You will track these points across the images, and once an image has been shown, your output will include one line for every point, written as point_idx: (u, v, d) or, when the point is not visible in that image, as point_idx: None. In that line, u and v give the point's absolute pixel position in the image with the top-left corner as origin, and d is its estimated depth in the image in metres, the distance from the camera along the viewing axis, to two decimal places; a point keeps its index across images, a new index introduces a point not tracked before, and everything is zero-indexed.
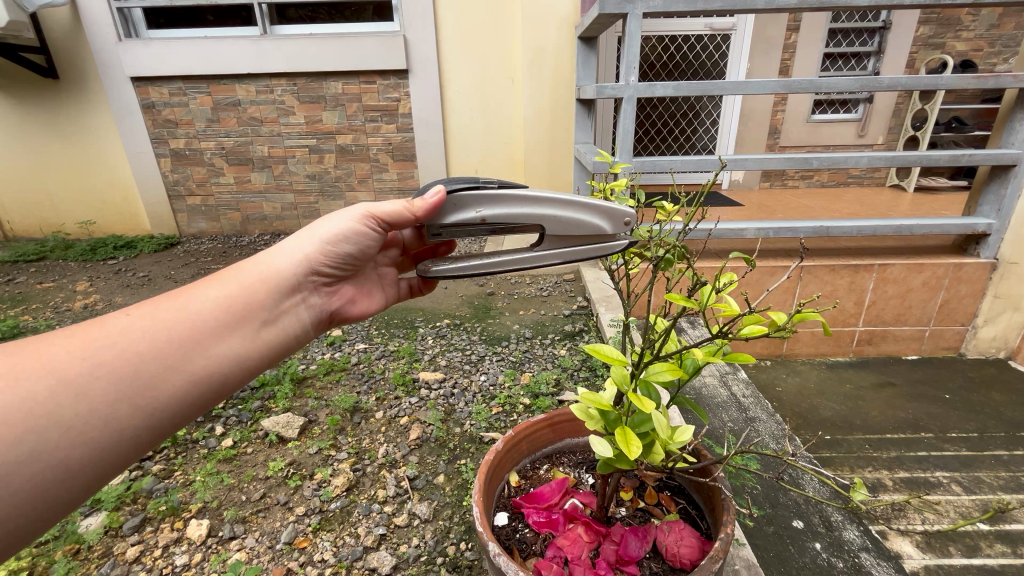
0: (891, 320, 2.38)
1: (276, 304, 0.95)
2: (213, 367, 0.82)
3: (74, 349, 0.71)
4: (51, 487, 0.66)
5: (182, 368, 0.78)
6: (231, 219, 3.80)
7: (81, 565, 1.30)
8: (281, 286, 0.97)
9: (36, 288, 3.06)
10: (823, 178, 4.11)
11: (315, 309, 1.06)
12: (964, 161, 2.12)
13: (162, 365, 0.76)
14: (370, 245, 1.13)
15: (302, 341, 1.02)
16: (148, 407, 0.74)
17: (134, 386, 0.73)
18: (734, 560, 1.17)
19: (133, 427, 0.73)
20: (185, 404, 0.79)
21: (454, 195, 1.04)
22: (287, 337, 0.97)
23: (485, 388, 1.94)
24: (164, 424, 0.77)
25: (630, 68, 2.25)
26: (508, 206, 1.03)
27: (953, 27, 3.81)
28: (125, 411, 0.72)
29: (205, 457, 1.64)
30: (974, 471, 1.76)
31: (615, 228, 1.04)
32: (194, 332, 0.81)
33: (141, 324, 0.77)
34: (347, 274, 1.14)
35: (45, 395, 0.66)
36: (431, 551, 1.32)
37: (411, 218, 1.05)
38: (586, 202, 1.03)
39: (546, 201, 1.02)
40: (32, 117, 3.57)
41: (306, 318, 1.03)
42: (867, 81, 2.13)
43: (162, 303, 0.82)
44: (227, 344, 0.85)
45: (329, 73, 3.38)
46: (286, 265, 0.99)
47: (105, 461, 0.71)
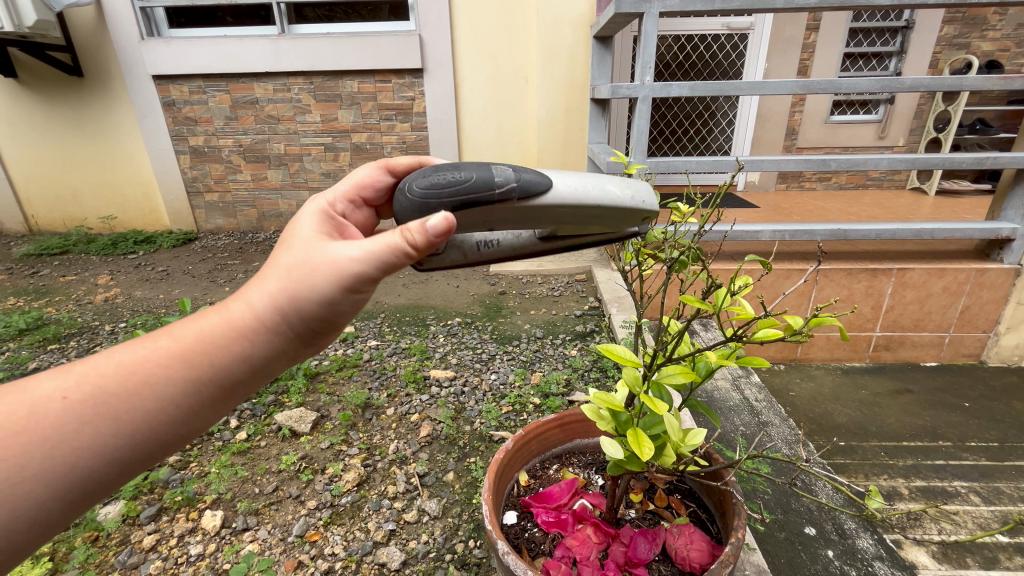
0: (910, 326, 2.34)
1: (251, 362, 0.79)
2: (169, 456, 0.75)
3: None
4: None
5: (128, 469, 0.70)
6: (247, 215, 3.85)
7: (99, 552, 1.33)
8: (269, 363, 0.81)
9: (59, 280, 3.14)
10: (841, 181, 4.05)
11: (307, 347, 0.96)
12: (988, 164, 2.09)
13: (103, 466, 0.68)
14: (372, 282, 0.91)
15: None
16: (85, 502, 0.69)
17: (66, 483, 0.65)
18: (744, 564, 1.16)
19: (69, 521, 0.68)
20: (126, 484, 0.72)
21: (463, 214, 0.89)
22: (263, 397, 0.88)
23: (495, 387, 1.94)
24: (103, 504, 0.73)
25: (646, 68, 2.23)
26: (529, 217, 0.95)
27: (978, 26, 3.74)
28: (54, 507, 0.65)
29: (220, 449, 1.67)
30: (994, 481, 1.72)
31: (634, 222, 1.04)
32: (140, 438, 0.70)
33: (75, 420, 0.65)
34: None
35: None
36: (439, 548, 1.33)
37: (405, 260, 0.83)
38: (612, 208, 0.98)
39: (569, 210, 0.96)
40: (58, 114, 3.65)
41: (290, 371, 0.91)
42: (889, 81, 2.09)
43: (107, 371, 0.69)
44: (192, 434, 0.76)
45: (345, 72, 3.42)
46: (281, 334, 0.80)
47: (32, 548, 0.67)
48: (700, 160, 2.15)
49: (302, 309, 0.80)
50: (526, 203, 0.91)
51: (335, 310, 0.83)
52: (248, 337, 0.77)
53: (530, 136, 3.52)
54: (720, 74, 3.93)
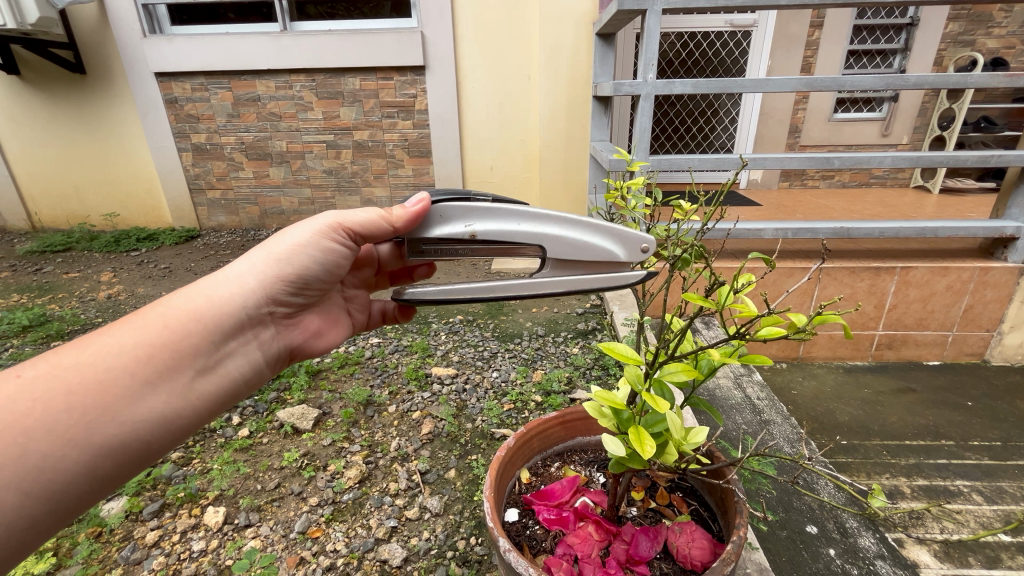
0: (912, 325, 2.33)
1: (217, 335, 0.91)
2: (129, 434, 0.78)
3: None
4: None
5: (86, 458, 0.74)
6: (249, 213, 3.86)
7: (103, 547, 1.34)
8: (224, 324, 0.93)
9: (62, 277, 3.14)
10: (844, 178, 4.03)
11: (270, 346, 1.03)
12: (994, 162, 2.08)
13: (61, 440, 0.71)
14: (338, 262, 1.09)
15: (249, 382, 0.99)
16: (41, 491, 0.70)
17: (27, 470, 0.68)
18: (746, 563, 1.16)
19: (25, 514, 0.69)
20: (87, 479, 0.75)
21: (440, 207, 1.04)
22: (227, 381, 0.93)
23: (497, 385, 1.94)
24: (61, 509, 0.73)
25: (649, 64, 2.22)
26: (506, 222, 1.01)
27: (984, 23, 3.72)
28: (13, 499, 0.68)
29: (222, 446, 1.67)
30: (996, 480, 1.71)
31: (631, 255, 1.04)
32: (98, 399, 0.76)
33: (32, 389, 0.72)
34: (309, 300, 1.11)
35: None
36: (441, 545, 1.33)
37: (390, 229, 1.05)
38: (597, 224, 1.02)
39: (548, 220, 1.02)
40: (60, 112, 3.66)
41: (254, 362, 1.00)
42: (893, 78, 2.07)
43: (69, 354, 0.77)
44: (151, 404, 0.81)
45: (347, 69, 3.41)
46: (232, 293, 0.94)
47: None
48: (703, 158, 2.14)
49: (251, 270, 0.97)
50: (499, 206, 1.01)
51: (285, 270, 1.01)
52: (201, 296, 0.91)
53: (532, 133, 3.51)
54: (723, 72, 3.92)
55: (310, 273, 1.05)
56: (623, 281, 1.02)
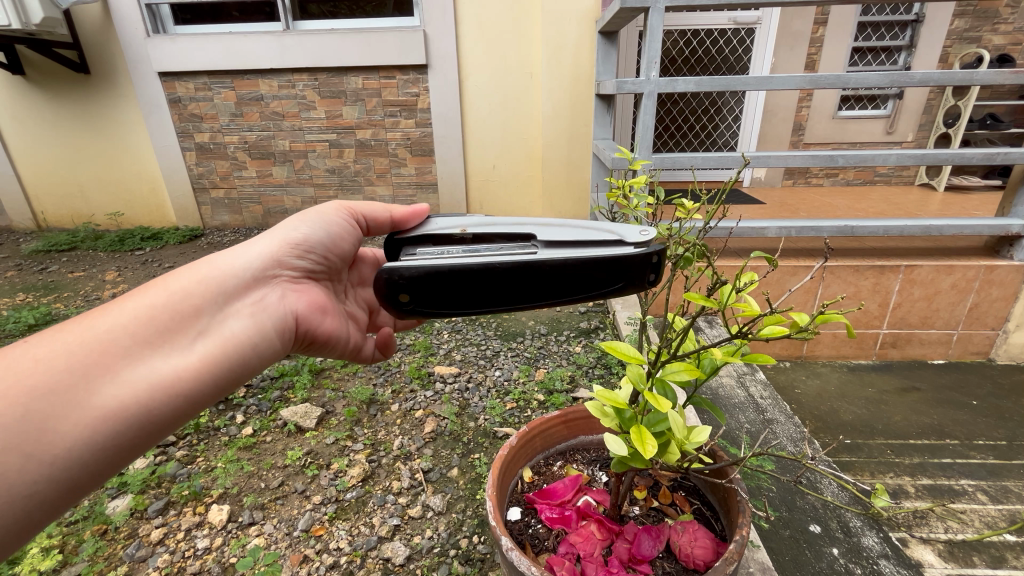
0: (917, 323, 2.32)
1: (218, 301, 0.89)
2: (132, 393, 0.74)
3: None
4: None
5: (87, 420, 0.69)
6: (253, 212, 3.87)
7: (108, 545, 1.35)
8: (226, 286, 0.91)
9: (67, 277, 3.16)
10: (848, 177, 4.02)
11: (280, 312, 0.98)
12: (999, 159, 2.06)
13: (61, 398, 0.68)
14: (340, 240, 1.16)
15: (259, 350, 0.93)
16: (44, 456, 0.66)
17: (24, 428, 0.65)
18: (749, 562, 1.16)
19: (28, 481, 0.65)
20: (90, 444, 0.70)
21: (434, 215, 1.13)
22: (234, 344, 0.88)
23: (499, 383, 1.95)
24: (67, 478, 0.68)
25: (652, 63, 2.21)
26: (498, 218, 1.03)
27: (990, 19, 3.69)
28: (12, 462, 0.63)
29: (227, 444, 1.68)
30: (1001, 480, 1.70)
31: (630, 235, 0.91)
32: (99, 357, 0.73)
33: (35, 350, 0.70)
34: (313, 275, 1.10)
35: None
36: (444, 543, 1.33)
37: (388, 216, 1.18)
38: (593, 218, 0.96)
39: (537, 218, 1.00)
40: (65, 112, 3.68)
41: (261, 328, 0.93)
42: (898, 76, 2.06)
43: (73, 324, 0.76)
44: (151, 363, 0.77)
45: (351, 68, 3.41)
46: (233, 261, 0.95)
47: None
48: (705, 156, 2.13)
49: (251, 244, 1.01)
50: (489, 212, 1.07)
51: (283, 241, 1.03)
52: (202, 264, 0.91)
53: (535, 131, 3.51)
54: (727, 70, 3.90)
55: (309, 239, 1.08)
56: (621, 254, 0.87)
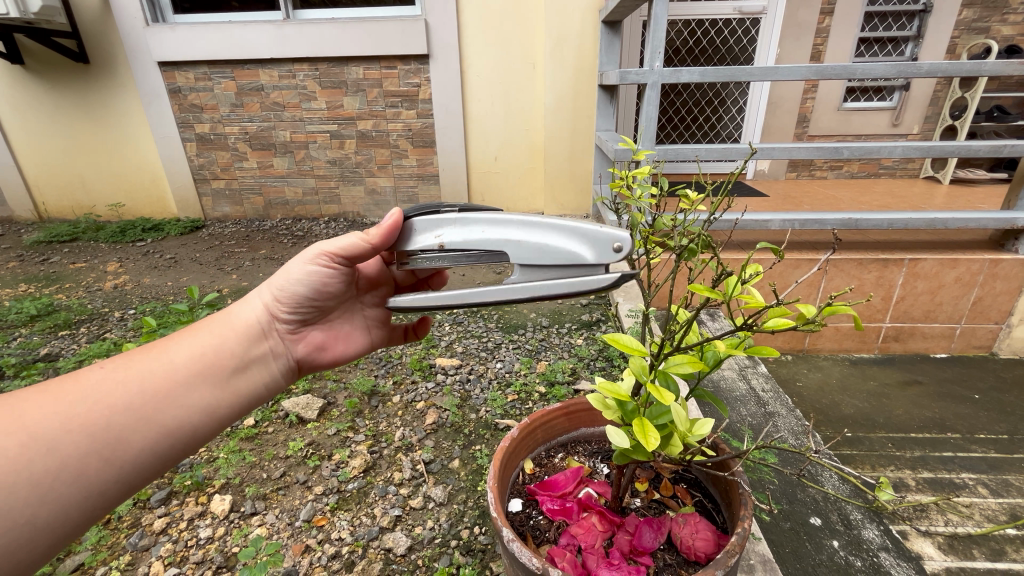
0: (920, 317, 2.31)
1: (243, 351, 1.02)
2: (183, 419, 0.90)
3: (47, 411, 0.78)
4: (18, 545, 0.72)
5: (147, 440, 0.85)
6: (254, 203, 3.86)
7: (111, 534, 1.36)
8: (250, 334, 1.04)
9: (69, 267, 3.17)
10: (853, 169, 3.98)
11: (285, 358, 1.10)
12: (1006, 152, 2.03)
13: (131, 420, 0.84)
14: (333, 284, 1.10)
15: (274, 391, 1.08)
16: (115, 462, 0.82)
17: (103, 442, 0.81)
18: (750, 554, 1.15)
19: (101, 481, 0.80)
20: (150, 457, 0.86)
21: (410, 220, 1.02)
22: (256, 385, 1.03)
23: (501, 375, 1.95)
24: (132, 480, 0.84)
25: (656, 52, 2.18)
26: (470, 228, 0.97)
27: (1000, 9, 3.63)
28: (92, 466, 0.79)
29: (229, 435, 1.68)
30: (1002, 474, 1.70)
31: (600, 254, 0.91)
32: (161, 388, 0.89)
33: (109, 380, 0.85)
34: (314, 317, 1.14)
35: (17, 453, 0.73)
36: (445, 534, 1.34)
37: (369, 248, 1.03)
38: (559, 222, 0.94)
39: (511, 224, 0.96)
40: (64, 102, 3.66)
41: (275, 369, 1.07)
42: (905, 66, 2.02)
43: (132, 357, 0.90)
44: (195, 395, 0.92)
45: (352, 58, 3.38)
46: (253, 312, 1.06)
47: (70, 520, 0.77)
48: (710, 146, 2.11)
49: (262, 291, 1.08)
50: (464, 214, 0.99)
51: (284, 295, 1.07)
52: (232, 315, 1.05)
53: (537, 123, 3.48)
54: (731, 60, 3.86)
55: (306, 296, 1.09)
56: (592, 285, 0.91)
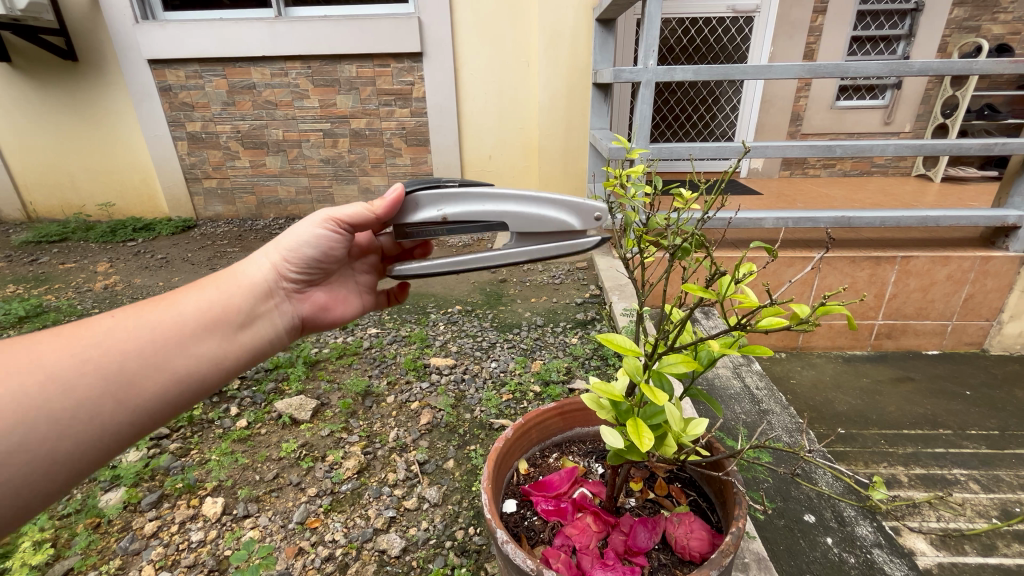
0: (912, 314, 2.32)
1: (251, 307, 1.02)
2: (195, 367, 0.88)
3: (63, 350, 0.77)
4: (35, 479, 0.72)
5: (161, 384, 0.84)
6: (246, 202, 3.83)
7: (101, 538, 1.34)
8: (256, 291, 1.04)
9: (58, 268, 3.12)
10: (846, 167, 4.00)
11: (289, 316, 1.10)
12: (996, 150, 2.04)
13: (146, 363, 0.83)
14: (338, 249, 1.15)
15: (277, 346, 1.07)
16: (130, 404, 0.81)
17: (119, 383, 0.80)
18: (744, 553, 1.15)
19: (116, 423, 0.79)
20: (164, 402, 0.85)
21: (414, 195, 1.09)
22: (263, 340, 1.03)
23: (495, 374, 1.94)
24: (146, 422, 0.83)
25: (649, 50, 2.17)
26: (470, 203, 1.08)
27: (990, 8, 3.66)
28: (108, 406, 0.78)
29: (221, 437, 1.67)
30: (993, 469, 1.71)
31: (585, 223, 1.11)
32: (172, 334, 0.87)
33: (122, 324, 0.84)
34: (317, 278, 1.16)
35: (35, 390, 0.72)
36: (440, 535, 1.33)
37: (372, 218, 1.10)
38: (552, 197, 1.10)
39: (508, 198, 1.09)
40: (52, 100, 3.61)
41: (280, 324, 1.07)
42: (897, 64, 2.03)
43: (143, 306, 0.89)
44: (206, 344, 0.91)
45: (344, 56, 3.36)
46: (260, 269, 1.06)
47: (87, 457, 0.77)
48: (704, 145, 2.11)
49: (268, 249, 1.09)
50: (465, 189, 1.08)
51: (293, 255, 1.09)
52: (239, 272, 1.04)
53: (532, 122, 3.48)
54: (725, 58, 3.87)
55: (314, 257, 1.12)
56: (580, 247, 1.08)
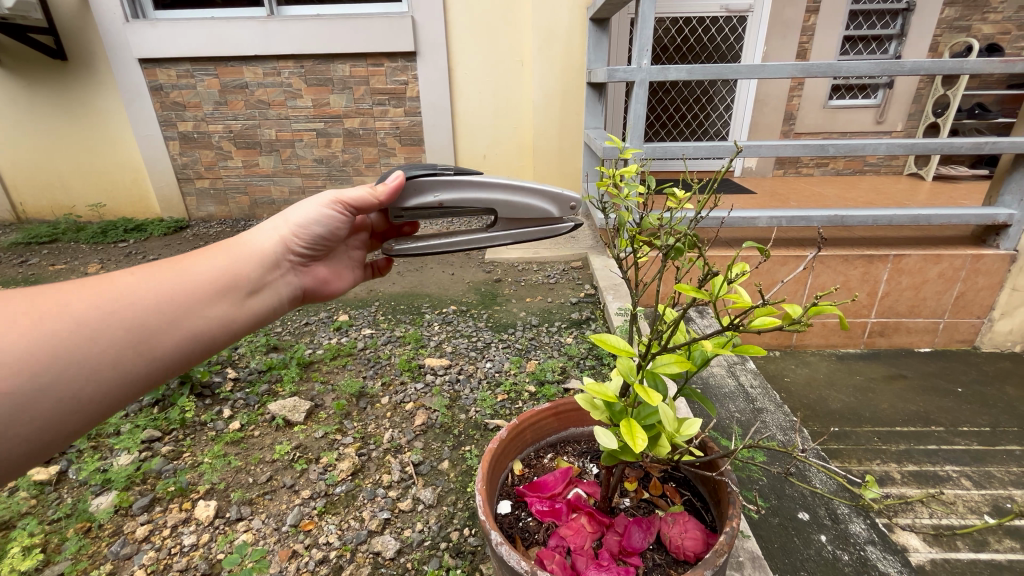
0: (904, 312, 2.34)
1: (260, 275, 1.04)
2: (207, 326, 0.91)
3: (89, 300, 0.79)
4: (60, 420, 0.74)
5: (177, 339, 0.87)
6: (239, 203, 3.80)
7: (92, 543, 1.33)
8: (264, 260, 1.07)
9: (48, 269, 3.10)
10: (839, 166, 4.03)
11: (292, 286, 1.14)
12: (986, 149, 2.06)
13: (165, 318, 0.85)
14: (341, 229, 1.20)
15: (280, 314, 1.11)
16: (149, 356, 0.83)
17: (139, 335, 0.82)
18: (739, 551, 1.16)
19: (135, 372, 0.82)
20: (178, 357, 0.88)
21: (413, 181, 1.14)
22: (269, 307, 1.06)
23: (490, 375, 1.94)
24: (161, 374, 0.86)
25: (643, 50, 2.18)
26: (464, 191, 1.15)
27: (980, 8, 3.68)
28: (129, 356, 0.81)
29: (214, 439, 1.65)
30: (985, 465, 1.73)
31: (562, 212, 1.20)
32: (187, 294, 0.90)
33: (142, 281, 0.85)
34: (320, 254, 1.21)
35: (63, 335, 0.74)
36: (434, 537, 1.33)
37: (375, 204, 1.13)
38: (536, 187, 1.18)
39: (499, 187, 1.16)
40: (41, 100, 3.57)
41: (284, 294, 1.11)
42: (888, 64, 2.04)
43: (159, 266, 0.91)
44: (218, 307, 0.94)
45: (337, 55, 3.34)
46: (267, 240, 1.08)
47: (106, 403, 0.79)
48: (697, 145, 2.11)
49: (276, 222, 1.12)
50: (461, 178, 1.15)
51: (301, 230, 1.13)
52: (248, 241, 1.06)
53: (526, 121, 3.47)
54: (718, 58, 3.88)
55: (319, 233, 1.16)
56: (554, 232, 1.21)
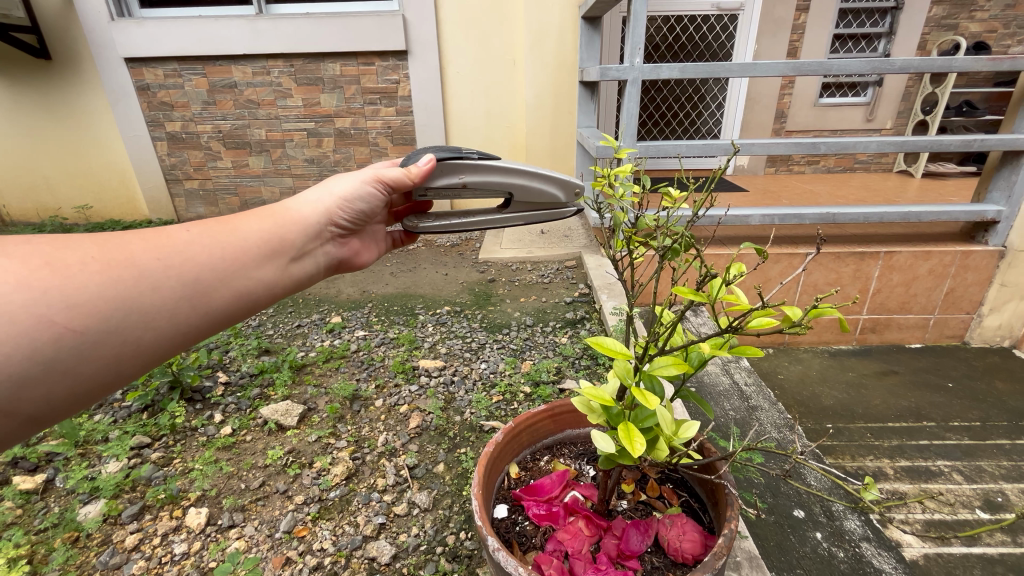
0: (896, 308, 2.35)
1: (305, 243, 1.07)
2: (254, 288, 0.93)
3: (152, 252, 0.80)
4: (119, 363, 0.76)
5: (227, 298, 0.89)
6: (229, 203, 3.76)
7: (80, 553, 1.30)
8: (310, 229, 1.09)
9: None
10: (829, 164, 4.05)
11: (329, 256, 1.17)
12: (974, 146, 2.07)
13: (218, 276, 0.87)
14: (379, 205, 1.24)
15: (316, 282, 1.13)
16: (201, 311, 0.85)
17: (195, 289, 0.83)
18: (736, 551, 1.15)
19: (188, 325, 0.83)
20: (225, 315, 0.89)
21: (442, 163, 1.19)
22: (308, 273, 1.08)
23: (485, 376, 1.93)
24: (209, 329, 0.87)
25: (636, 48, 2.17)
26: (486, 175, 1.21)
27: (967, 6, 3.72)
28: (185, 309, 0.82)
29: (205, 445, 1.63)
30: (976, 460, 1.74)
31: (569, 197, 1.27)
32: (238, 255, 0.92)
33: (198, 239, 0.87)
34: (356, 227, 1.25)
35: (130, 283, 0.76)
36: (431, 540, 1.32)
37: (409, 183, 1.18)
38: (550, 174, 1.25)
39: (518, 172, 1.22)
40: (25, 100, 3.50)
41: (322, 263, 1.14)
42: (878, 62, 2.04)
43: (213, 225, 0.92)
44: (265, 270, 0.96)
45: (327, 54, 3.31)
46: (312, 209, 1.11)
47: (158, 351, 0.81)
48: (690, 144, 2.11)
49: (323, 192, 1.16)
50: (485, 163, 1.21)
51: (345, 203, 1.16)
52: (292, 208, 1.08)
53: (519, 120, 3.46)
54: (710, 56, 3.89)
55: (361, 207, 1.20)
56: (561, 216, 1.29)
